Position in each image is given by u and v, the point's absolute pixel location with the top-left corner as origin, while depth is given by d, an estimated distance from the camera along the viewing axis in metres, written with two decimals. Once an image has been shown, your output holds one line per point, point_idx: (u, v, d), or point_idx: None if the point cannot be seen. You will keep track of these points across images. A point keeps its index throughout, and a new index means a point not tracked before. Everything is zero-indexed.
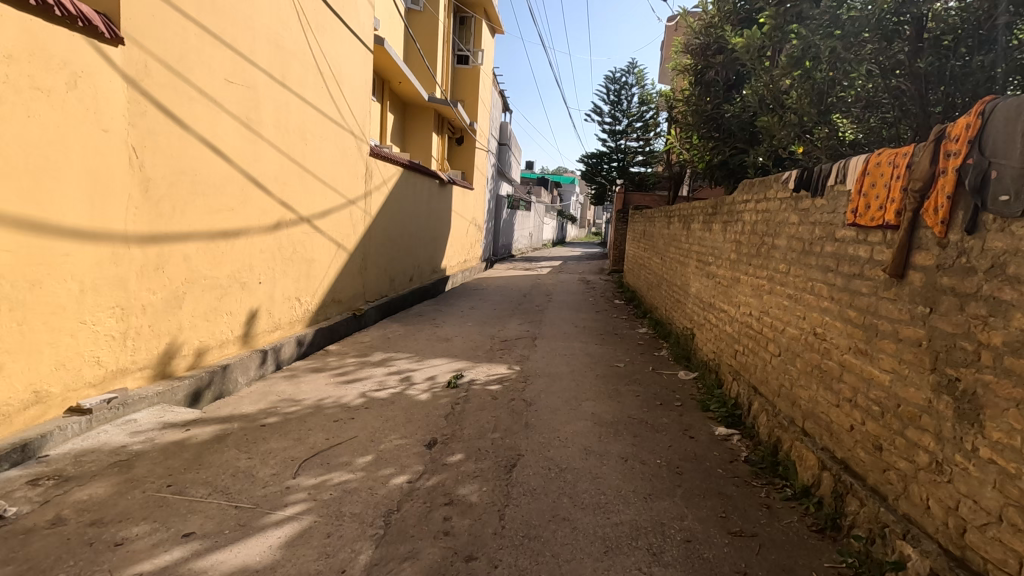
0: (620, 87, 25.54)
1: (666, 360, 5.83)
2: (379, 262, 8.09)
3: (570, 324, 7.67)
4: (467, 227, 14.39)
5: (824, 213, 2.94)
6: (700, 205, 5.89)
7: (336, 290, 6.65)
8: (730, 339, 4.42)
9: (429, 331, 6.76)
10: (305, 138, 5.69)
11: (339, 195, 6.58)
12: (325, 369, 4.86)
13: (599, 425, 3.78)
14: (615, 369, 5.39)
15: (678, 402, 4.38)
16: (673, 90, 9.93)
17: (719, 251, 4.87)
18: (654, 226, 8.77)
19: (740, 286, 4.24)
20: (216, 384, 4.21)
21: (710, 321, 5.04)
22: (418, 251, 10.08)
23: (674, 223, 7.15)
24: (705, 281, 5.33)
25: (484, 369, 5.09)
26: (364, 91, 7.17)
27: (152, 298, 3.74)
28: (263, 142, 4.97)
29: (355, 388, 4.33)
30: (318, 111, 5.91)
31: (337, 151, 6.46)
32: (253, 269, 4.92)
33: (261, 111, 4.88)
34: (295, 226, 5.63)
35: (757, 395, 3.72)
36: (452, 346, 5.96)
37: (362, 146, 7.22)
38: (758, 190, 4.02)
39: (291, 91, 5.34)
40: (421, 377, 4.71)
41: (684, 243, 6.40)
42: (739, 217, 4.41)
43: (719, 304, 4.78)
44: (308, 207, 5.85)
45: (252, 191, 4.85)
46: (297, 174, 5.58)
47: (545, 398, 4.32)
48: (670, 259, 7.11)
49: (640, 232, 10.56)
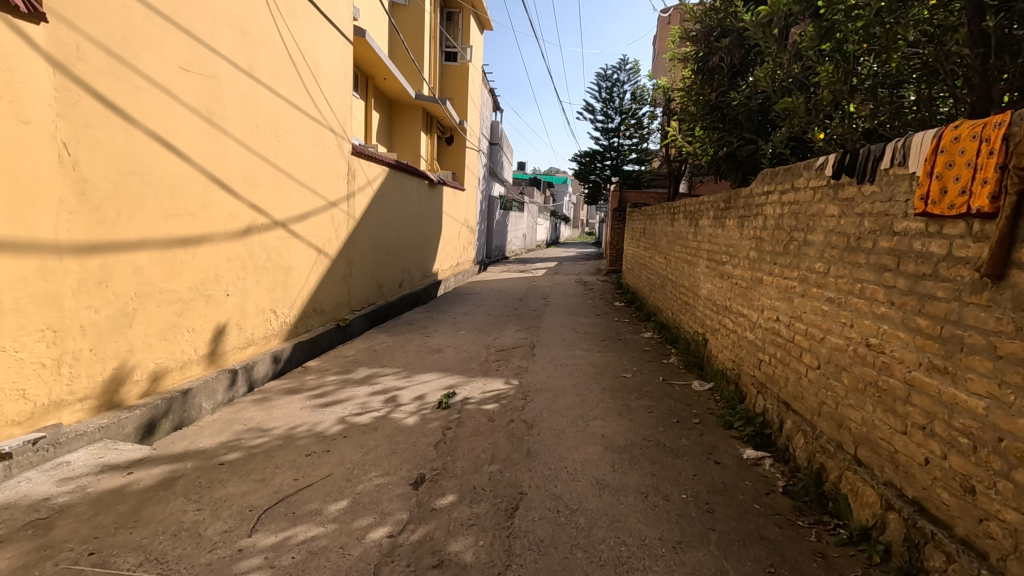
0: (612, 84, 25.20)
1: (676, 368, 5.38)
2: (365, 268, 7.60)
3: (569, 330, 7.20)
4: (459, 229, 13.90)
5: (876, 201, 2.49)
6: (708, 201, 5.45)
7: (317, 299, 6.16)
8: (751, 348, 3.97)
9: (419, 342, 6.26)
10: (277, 135, 5.20)
11: (318, 197, 6.09)
12: (302, 390, 4.36)
13: (611, 451, 3.31)
14: (623, 380, 4.92)
15: (696, 419, 3.92)
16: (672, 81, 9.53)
17: (735, 249, 4.42)
18: (656, 223, 8.32)
19: (763, 288, 3.79)
20: (175, 412, 3.71)
21: (726, 327, 4.59)
22: (407, 255, 9.58)
23: (678, 220, 6.72)
24: (718, 282, 4.89)
25: (479, 385, 4.61)
26: (343, 85, 6.68)
27: (94, 317, 3.24)
28: (228, 139, 4.46)
29: (334, 413, 3.84)
30: (292, 106, 5.42)
31: (315, 150, 5.98)
32: (220, 281, 4.43)
33: (225, 104, 4.38)
34: (268, 231, 5.13)
35: (790, 412, 3.27)
36: (444, 359, 5.48)
37: (343, 144, 6.73)
38: (783, 179, 3.56)
39: (261, 83, 4.87)
40: (409, 396, 4.23)
41: (691, 241, 5.94)
42: (758, 211, 3.96)
43: (737, 308, 4.33)
44: (282, 209, 5.36)
45: (217, 193, 4.37)
46: (269, 174, 5.09)
47: (548, 418, 3.85)
48: (676, 259, 6.65)
49: (639, 230, 10.14)
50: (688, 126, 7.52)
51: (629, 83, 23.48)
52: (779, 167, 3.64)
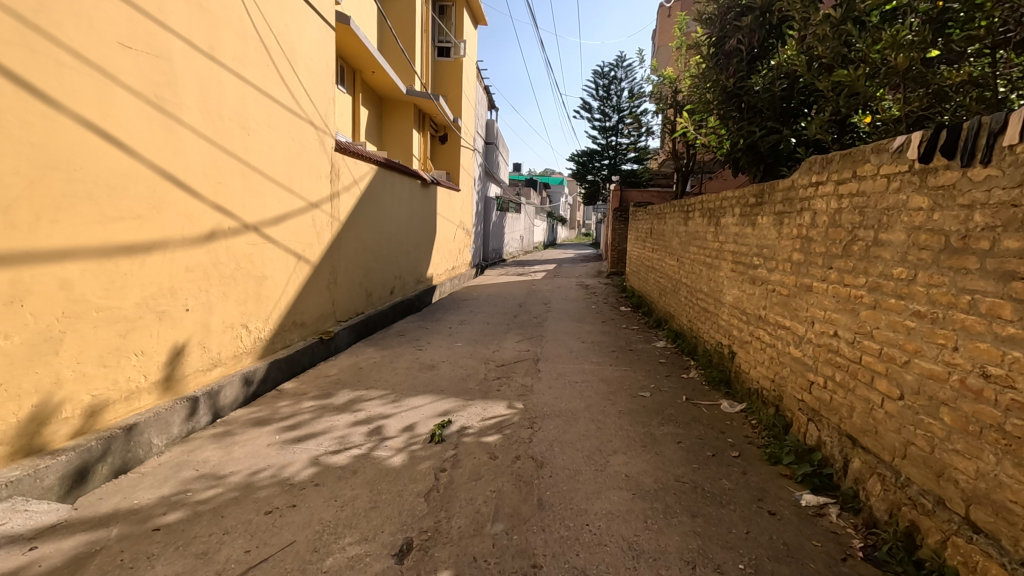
0: (609, 82, 24.74)
1: (699, 385, 4.80)
2: (352, 274, 7.00)
3: (575, 341, 6.61)
4: (454, 232, 13.32)
5: (995, 189, 1.91)
6: (732, 197, 4.88)
7: (297, 311, 5.55)
8: (798, 367, 3.39)
9: (411, 356, 5.66)
10: (246, 127, 4.59)
11: (296, 197, 5.48)
12: (272, 420, 3.75)
13: (641, 499, 2.73)
14: (641, 401, 4.35)
15: (735, 452, 3.33)
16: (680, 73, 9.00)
17: (772, 251, 3.85)
18: (664, 223, 7.77)
19: (814, 297, 3.21)
20: (115, 454, 3.10)
21: (761, 340, 4.01)
22: (399, 260, 8.98)
23: (693, 220, 6.16)
24: (748, 288, 4.32)
25: (478, 410, 4.02)
26: (325, 75, 6.08)
27: (3, 343, 2.64)
28: (185, 130, 3.86)
29: (307, 450, 3.24)
30: (263, 94, 4.82)
31: (293, 145, 5.39)
32: (177, 294, 3.82)
33: (180, 90, 3.79)
34: (237, 237, 4.53)
35: (858, 449, 2.69)
36: (438, 377, 4.89)
37: (325, 139, 6.12)
38: (839, 168, 2.99)
39: (225, 67, 4.26)
40: (397, 426, 3.64)
41: (711, 243, 5.38)
42: (803, 206, 3.39)
43: (777, 319, 3.75)
44: (254, 212, 4.75)
45: (172, 193, 3.76)
46: (237, 172, 4.49)
47: (561, 453, 3.26)
48: (693, 262, 6.07)
49: (644, 230, 9.60)
50: (702, 117, 6.95)
51: (627, 81, 22.95)
52: (832, 154, 3.08)
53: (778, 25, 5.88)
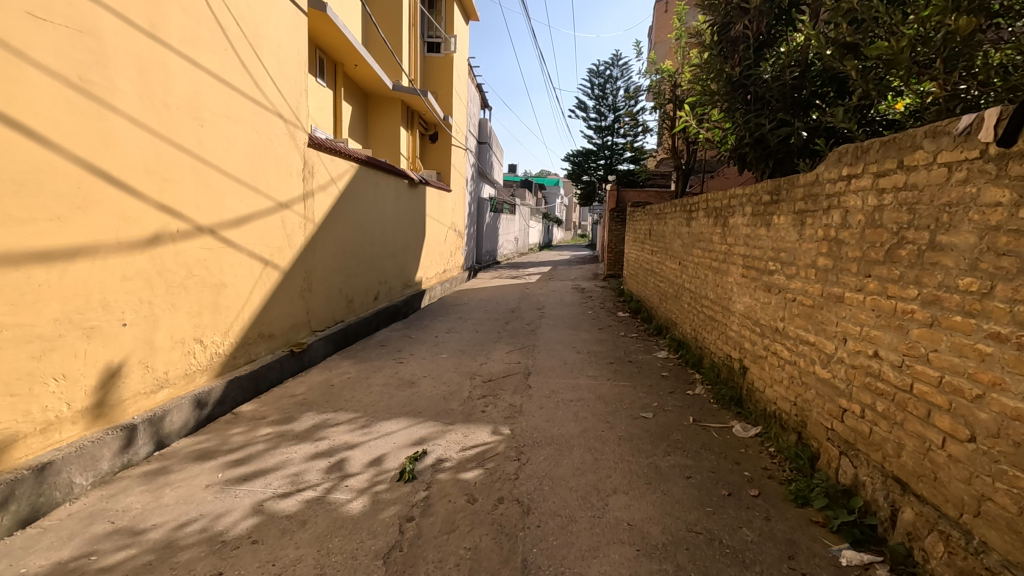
0: (605, 81, 24.38)
1: (706, 404, 4.33)
2: (330, 280, 6.50)
3: (570, 351, 6.12)
4: (445, 234, 12.83)
5: None
6: (742, 194, 4.41)
7: (263, 321, 5.05)
8: (826, 389, 2.91)
9: (389, 371, 5.17)
10: (200, 117, 4.09)
11: (261, 197, 4.96)
12: (221, 451, 3.26)
13: (648, 558, 2.25)
14: (643, 423, 3.88)
15: (754, 490, 2.85)
16: (679, 65, 8.55)
17: (791, 255, 3.39)
18: (664, 224, 7.31)
19: (846, 309, 2.75)
20: (19, 501, 2.60)
21: (779, 355, 3.54)
22: (383, 264, 8.49)
23: (696, 220, 5.70)
24: (762, 296, 3.85)
25: (458, 437, 3.54)
26: (295, 63, 5.58)
27: None
28: (121, 118, 3.37)
29: (252, 493, 2.75)
30: (220, 81, 4.31)
31: (257, 139, 4.88)
32: (110, 307, 3.31)
33: (113, 72, 3.29)
34: (188, 240, 4.02)
35: (910, 495, 2.22)
36: (417, 395, 4.41)
37: (296, 133, 5.62)
38: (879, 157, 2.52)
39: (171, 49, 3.76)
40: (362, 460, 3.16)
41: (717, 245, 4.92)
42: (831, 204, 2.92)
43: (798, 332, 3.28)
44: (209, 212, 4.24)
45: (104, 191, 3.26)
46: (188, 167, 3.98)
47: (551, 494, 2.79)
48: (697, 266, 5.59)
49: (642, 231, 9.14)
50: (705, 111, 6.48)
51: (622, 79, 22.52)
52: (869, 141, 2.61)
53: (788, 9, 5.42)
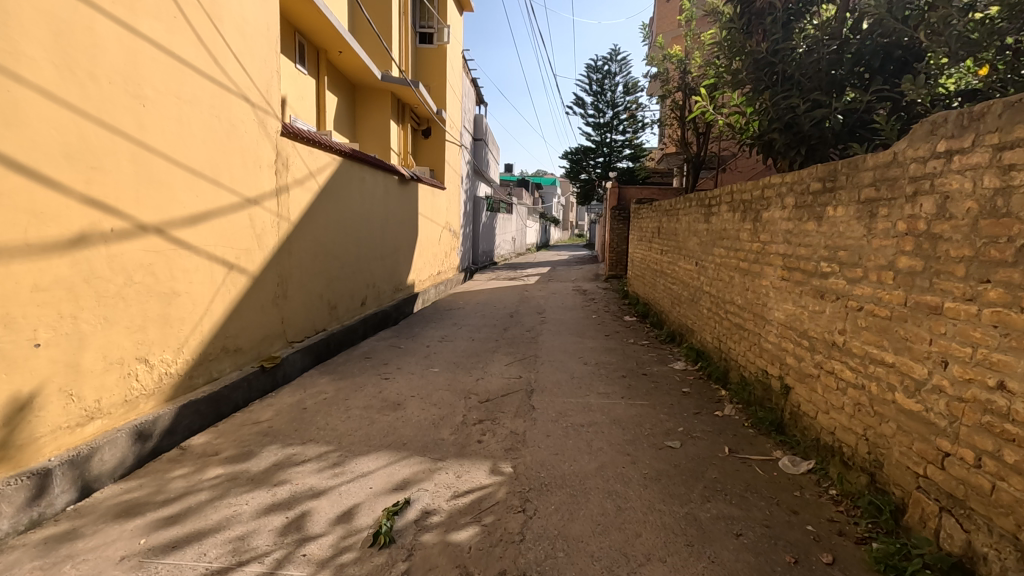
0: (603, 77, 23.83)
1: (741, 429, 3.71)
2: (309, 285, 5.86)
3: (577, 363, 5.48)
4: (439, 234, 12.20)
5: None
6: (781, 182, 3.79)
7: (227, 334, 4.42)
8: (914, 425, 2.30)
9: (372, 390, 4.51)
10: (140, 94, 3.45)
11: (223, 191, 4.33)
12: (154, 503, 2.62)
13: None
14: (671, 456, 3.25)
15: (827, 554, 2.24)
16: (690, 50, 7.93)
17: (855, 256, 2.78)
18: (677, 221, 6.70)
19: (945, 324, 2.13)
20: None
21: (839, 376, 2.92)
22: (371, 266, 7.85)
23: (717, 215, 5.09)
24: (811, 304, 3.24)
25: (450, 479, 2.92)
26: (264, 41, 4.93)
27: None
28: (31, 90, 2.73)
29: (179, 568, 2.11)
30: (167, 54, 3.67)
31: (216, 124, 4.24)
32: (15, 325, 2.66)
33: (17, 32, 2.65)
34: (129, 242, 3.38)
35: None
36: (403, 421, 3.77)
37: (269, 120, 4.98)
38: (1000, 124, 1.91)
39: (100, 10, 3.12)
40: (329, 514, 2.53)
41: (746, 243, 4.31)
42: (918, 190, 2.31)
43: (867, 350, 2.66)
44: (156, 209, 3.60)
45: (7, 180, 2.62)
46: (127, 155, 3.34)
47: (568, 563, 2.17)
48: (720, 266, 4.97)
49: (650, 229, 8.52)
50: (723, 94, 5.88)
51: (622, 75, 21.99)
52: (984, 104, 1.99)
53: None
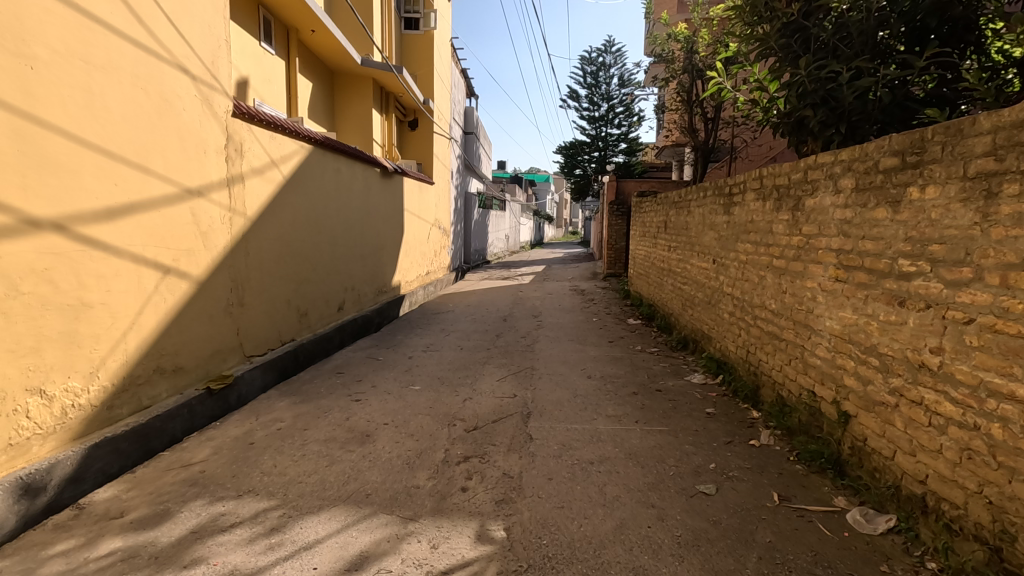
0: (597, 70, 23.17)
1: (785, 465, 3.02)
2: (271, 290, 5.11)
3: (579, 377, 4.78)
4: (428, 231, 11.46)
5: None
6: (832, 162, 3.08)
7: (163, 352, 3.68)
8: None
9: (338, 416, 3.79)
10: (29, 53, 2.71)
11: (155, 180, 3.59)
12: None
13: None
14: (708, 509, 2.55)
15: None
16: (699, 27, 7.23)
17: (960, 252, 2.08)
18: (688, 214, 6.02)
19: None
20: None
21: (931, 409, 2.22)
22: (349, 267, 7.11)
23: (741, 205, 4.40)
24: (884, 313, 2.54)
25: (423, 550, 2.21)
26: (208, 5, 4.19)
27: None
28: None
29: None
30: (70, 6, 2.93)
31: (145, 98, 3.50)
32: None
33: None
34: (15, 241, 2.65)
35: None
36: (370, 460, 3.05)
37: (217, 98, 4.23)
38: None
39: None
40: None
41: (782, 238, 3.62)
42: None
43: (983, 379, 1.96)
44: (57, 200, 2.88)
45: None
46: (10, 131, 2.62)
47: None
48: (746, 265, 4.27)
49: (655, 224, 7.82)
50: (742, 68, 5.18)
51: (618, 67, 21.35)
52: None
53: None
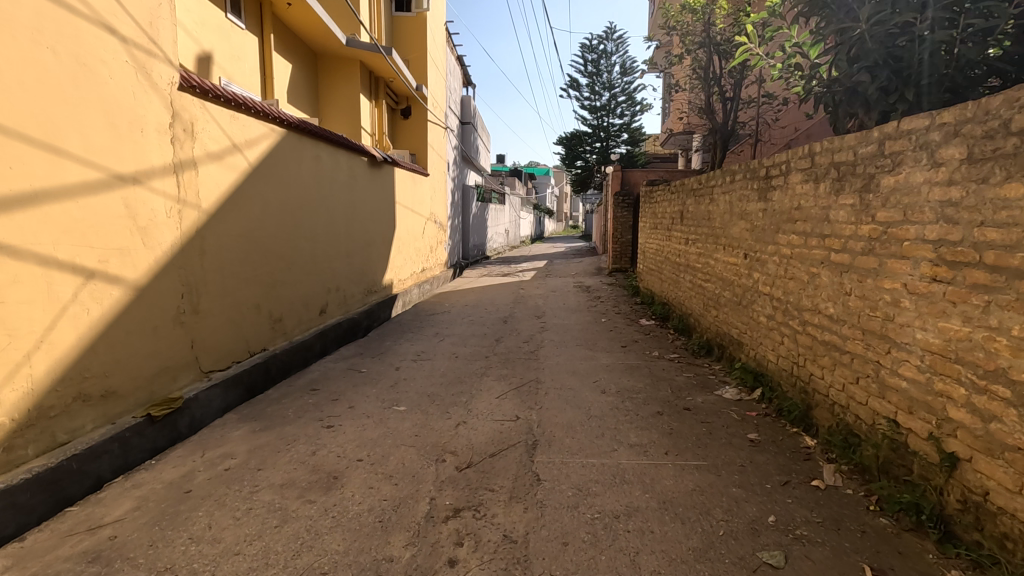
0: (598, 58, 22.42)
1: (867, 518, 2.34)
2: (235, 294, 4.43)
3: (592, 392, 4.10)
4: (422, 226, 10.77)
5: None
6: (924, 128, 2.40)
7: (88, 374, 3.00)
8: None
9: (303, 450, 3.12)
10: None
11: (72, 163, 2.90)
12: None
13: None
14: None
15: None
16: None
17: None
18: (710, 202, 5.32)
19: None
20: None
21: None
22: (332, 266, 6.42)
23: (784, 189, 3.70)
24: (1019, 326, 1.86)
25: None
26: None
27: None
28: None
29: None
30: None
31: (55, 60, 2.81)
32: None
33: None
34: None
35: None
36: (332, 516, 2.38)
37: (157, 67, 3.54)
38: None
39: None
40: None
41: (846, 227, 2.93)
42: None
43: None
44: None
45: None
46: None
47: None
48: (791, 260, 3.59)
49: (668, 215, 7.13)
50: (780, 30, 4.47)
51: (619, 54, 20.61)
52: None
53: None
